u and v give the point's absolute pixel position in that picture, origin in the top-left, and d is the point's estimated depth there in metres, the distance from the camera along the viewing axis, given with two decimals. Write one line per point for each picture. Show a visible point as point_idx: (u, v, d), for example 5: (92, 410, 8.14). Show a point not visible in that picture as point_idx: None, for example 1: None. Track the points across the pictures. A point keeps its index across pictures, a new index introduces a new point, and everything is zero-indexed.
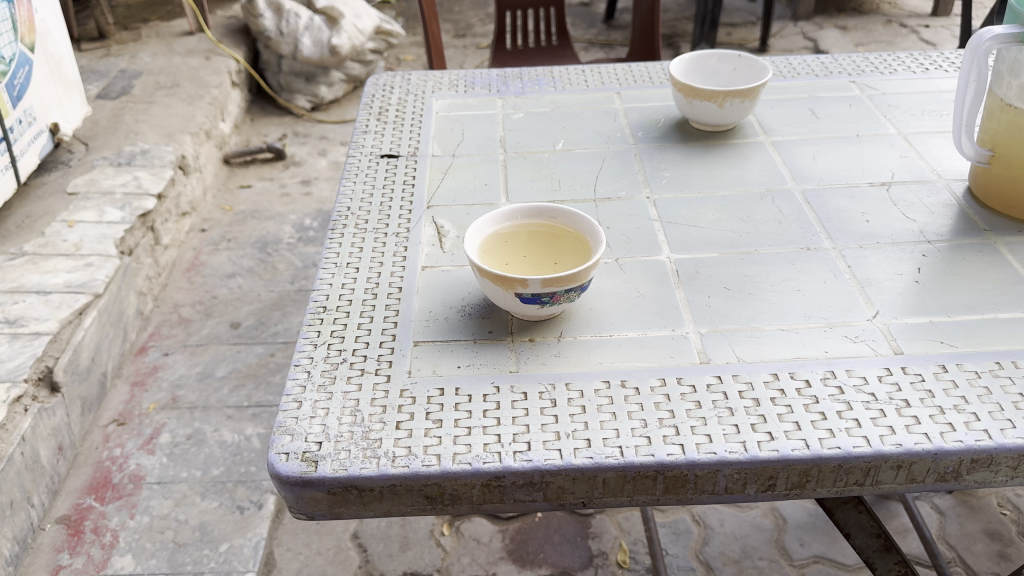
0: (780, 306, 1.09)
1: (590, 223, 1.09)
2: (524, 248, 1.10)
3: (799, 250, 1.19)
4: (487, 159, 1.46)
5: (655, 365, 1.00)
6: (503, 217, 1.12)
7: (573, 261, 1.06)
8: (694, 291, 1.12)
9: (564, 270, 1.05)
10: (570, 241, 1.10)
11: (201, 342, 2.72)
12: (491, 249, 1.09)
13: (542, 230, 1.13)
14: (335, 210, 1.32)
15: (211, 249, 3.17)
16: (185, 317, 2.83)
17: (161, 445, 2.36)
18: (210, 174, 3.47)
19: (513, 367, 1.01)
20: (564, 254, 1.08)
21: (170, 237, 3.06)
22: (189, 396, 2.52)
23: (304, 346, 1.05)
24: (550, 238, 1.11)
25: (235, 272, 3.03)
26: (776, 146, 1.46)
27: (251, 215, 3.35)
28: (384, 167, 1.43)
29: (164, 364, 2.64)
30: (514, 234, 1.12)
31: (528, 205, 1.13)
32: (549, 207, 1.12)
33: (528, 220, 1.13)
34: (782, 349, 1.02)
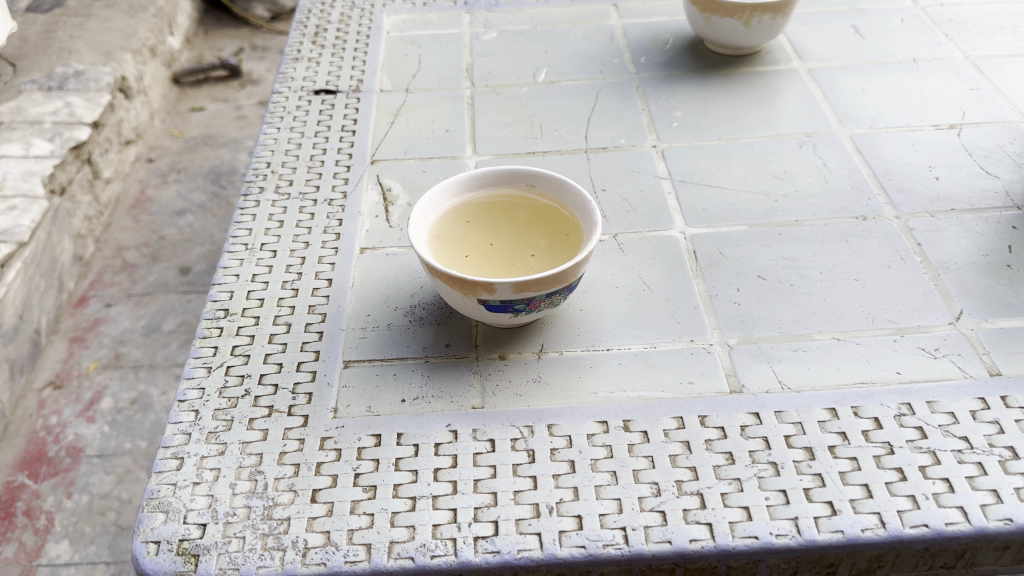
0: (832, 306, 0.82)
1: (580, 194, 0.80)
2: (492, 230, 0.81)
3: (852, 222, 0.92)
4: (449, 95, 1.15)
5: (669, 396, 0.74)
6: (463, 186, 0.83)
7: (557, 250, 0.78)
8: (717, 283, 0.85)
9: (546, 264, 0.77)
10: (553, 220, 0.81)
11: (149, 290, 2.39)
12: (447, 232, 0.81)
13: (515, 202, 0.84)
14: (250, 169, 1.02)
15: (159, 182, 2.81)
16: (129, 263, 2.48)
17: (102, 412, 2.05)
18: (157, 96, 3.06)
19: (476, 402, 0.74)
20: (545, 239, 0.80)
21: (112, 170, 2.66)
22: (133, 355, 2.20)
23: (194, 372, 0.78)
24: (526, 215, 0.82)
25: (185, 209, 2.69)
26: (814, 75, 1.16)
27: (204, 142, 2.99)
28: (318, 108, 1.12)
29: (106, 318, 2.30)
30: (478, 208, 0.83)
31: (497, 169, 0.84)
32: (525, 170, 0.83)
33: (498, 188, 0.85)
34: (839, 372, 0.76)
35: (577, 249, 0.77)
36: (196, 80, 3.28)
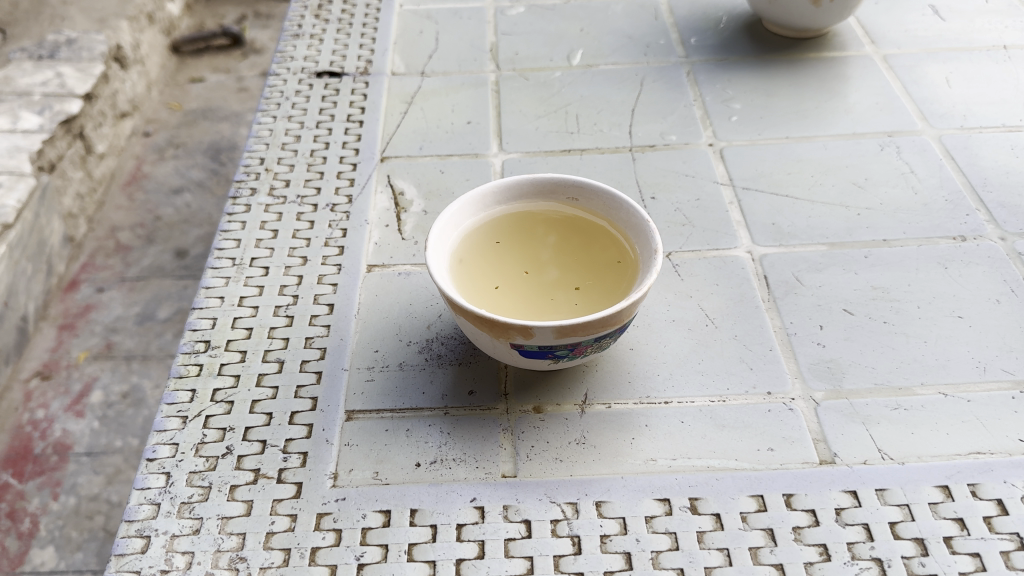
0: (935, 350, 0.68)
1: (634, 210, 0.65)
2: (528, 254, 0.67)
3: (949, 243, 0.78)
4: (471, 80, 1.01)
5: (746, 466, 0.60)
6: (492, 199, 0.69)
7: (606, 282, 0.64)
8: (795, 319, 0.71)
9: (593, 300, 0.63)
10: (601, 243, 0.67)
11: (144, 276, 2.12)
12: (473, 257, 0.66)
13: (554, 218, 0.70)
14: (241, 166, 0.88)
15: (155, 157, 2.55)
16: (124, 245, 2.21)
17: (92, 406, 1.79)
18: (156, 66, 2.79)
19: (507, 470, 0.61)
20: (591, 266, 0.66)
21: (106, 144, 2.38)
22: (127, 346, 1.94)
23: (166, 423, 0.65)
24: (568, 236, 0.68)
25: (183, 187, 2.42)
26: (890, 62, 1.01)
27: (203, 116, 2.73)
28: (321, 93, 0.98)
29: (99, 304, 2.04)
30: (510, 226, 0.69)
31: (533, 178, 0.69)
32: (566, 179, 0.69)
33: (533, 201, 0.70)
34: (948, 438, 0.62)
35: (632, 281, 0.63)
36: (197, 48, 3.01)
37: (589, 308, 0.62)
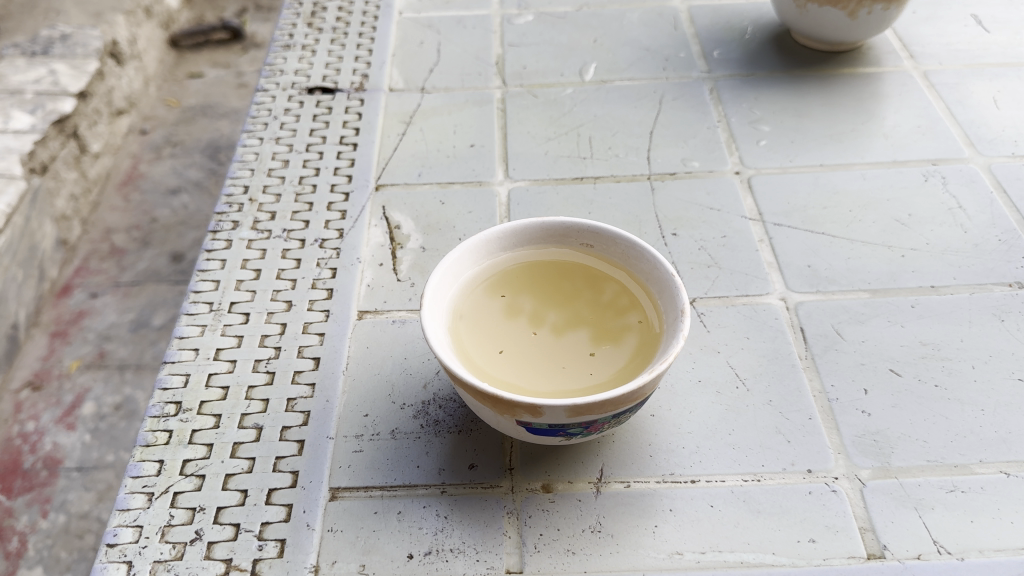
0: (993, 420, 0.61)
1: (656, 260, 0.58)
2: (536, 310, 0.59)
3: (1004, 290, 0.70)
4: (475, 96, 0.93)
5: (784, 562, 0.53)
6: (498, 246, 0.62)
7: (625, 345, 0.56)
8: (836, 382, 0.63)
9: (611, 366, 0.55)
10: (619, 298, 0.59)
11: (141, 280, 1.78)
12: (474, 313, 0.59)
13: (566, 268, 0.62)
14: (223, 194, 0.81)
15: (151, 156, 2.15)
16: (119, 247, 1.86)
17: (84, 418, 1.52)
18: (152, 60, 2.40)
19: (512, 564, 0.53)
20: (608, 325, 0.58)
21: (100, 143, 2.02)
22: (122, 354, 1.63)
23: (130, 501, 0.57)
24: (582, 288, 0.60)
25: (182, 186, 2.04)
26: (932, 79, 0.93)
27: (203, 112, 2.31)
28: (312, 111, 0.90)
29: (92, 310, 1.72)
30: (517, 277, 0.61)
31: (543, 222, 0.62)
32: (580, 224, 0.61)
33: (542, 246, 0.63)
34: (1014, 527, 0.54)
35: (655, 346, 0.55)
36: (197, 42, 2.57)
37: (606, 376, 0.54)
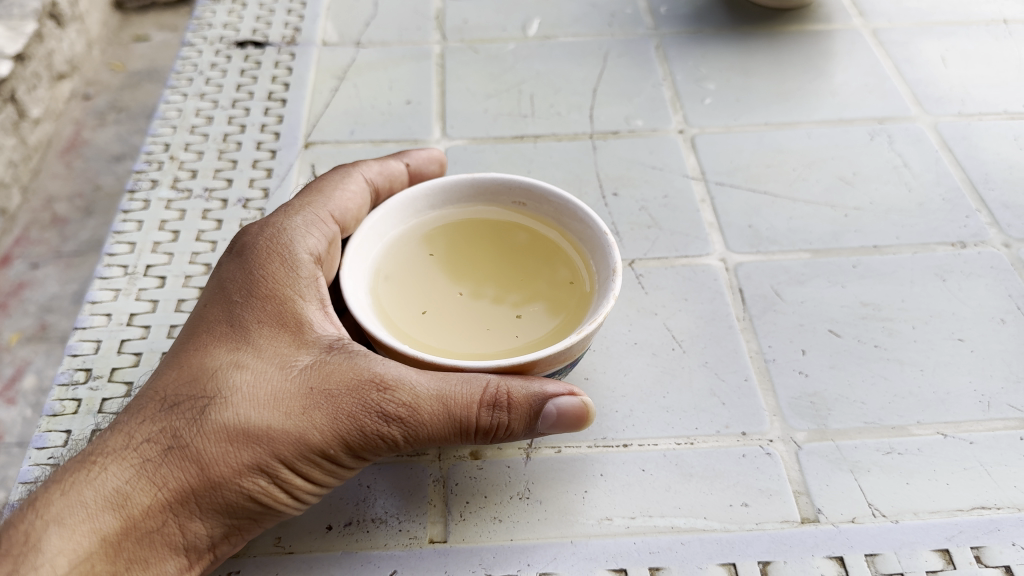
0: (931, 380, 0.60)
1: (589, 219, 0.55)
2: (468, 270, 0.56)
3: (947, 250, 0.68)
4: (412, 51, 0.89)
5: (716, 526, 0.51)
6: (425, 203, 0.59)
7: (556, 307, 0.53)
8: (776, 342, 0.62)
9: (541, 329, 0.52)
10: (551, 258, 0.56)
11: (87, 249, 1.47)
12: (398, 275, 0.56)
13: (497, 226, 0.59)
14: (143, 152, 0.77)
15: (94, 121, 1.70)
16: (61, 216, 1.52)
17: (26, 393, 1.25)
18: (96, 22, 1.83)
19: (435, 534, 0.51)
20: (542, 284, 0.55)
21: (40, 109, 1.58)
22: (67, 325, 1.35)
23: (32, 474, 0.54)
24: (515, 247, 0.57)
25: (128, 153, 1.64)
26: (879, 38, 0.91)
27: (149, 75, 1.80)
28: (239, 65, 0.86)
29: (35, 282, 1.41)
30: (446, 234, 0.58)
31: (472, 177, 0.59)
32: (511, 180, 0.58)
33: (472, 205, 0.60)
34: (948, 489, 0.53)
35: (587, 306, 0.52)
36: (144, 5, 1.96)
37: (535, 338, 0.51)
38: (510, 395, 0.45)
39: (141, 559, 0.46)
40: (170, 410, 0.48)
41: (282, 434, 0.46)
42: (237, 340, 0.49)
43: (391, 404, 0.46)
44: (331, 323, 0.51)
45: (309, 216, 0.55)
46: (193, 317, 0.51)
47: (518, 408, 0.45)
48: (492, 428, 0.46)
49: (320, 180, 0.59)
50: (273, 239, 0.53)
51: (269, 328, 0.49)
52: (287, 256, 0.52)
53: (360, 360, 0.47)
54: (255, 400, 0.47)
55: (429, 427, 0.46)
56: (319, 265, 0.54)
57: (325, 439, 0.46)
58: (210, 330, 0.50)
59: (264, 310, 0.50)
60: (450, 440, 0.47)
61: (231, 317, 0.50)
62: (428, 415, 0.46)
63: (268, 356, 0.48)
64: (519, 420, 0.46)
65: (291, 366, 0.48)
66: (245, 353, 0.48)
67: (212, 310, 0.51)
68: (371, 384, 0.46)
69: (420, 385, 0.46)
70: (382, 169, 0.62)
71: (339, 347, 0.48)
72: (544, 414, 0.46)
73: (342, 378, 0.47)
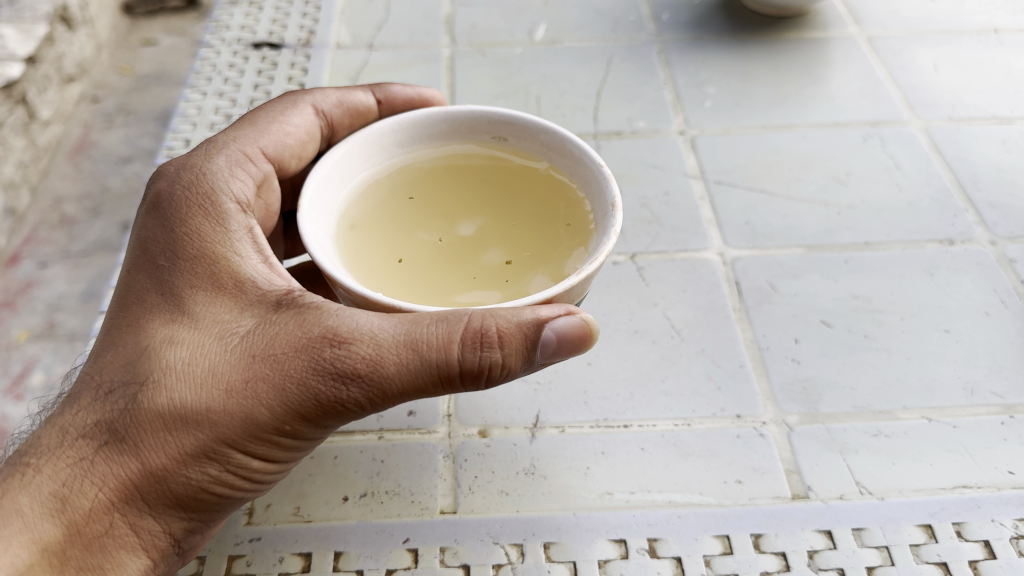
0: (919, 368, 0.62)
1: (578, 154, 0.53)
2: (445, 211, 0.54)
3: (936, 247, 0.72)
4: (423, 54, 0.92)
5: (711, 501, 0.54)
6: (394, 141, 0.57)
7: (549, 253, 0.51)
8: (771, 332, 0.65)
9: (529, 275, 0.50)
10: (536, 198, 0.55)
11: (95, 249, 1.48)
12: (369, 222, 0.53)
13: (476, 162, 0.57)
14: (164, 148, 0.80)
15: (102, 124, 1.72)
16: (70, 216, 1.53)
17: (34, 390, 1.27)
18: (104, 26, 1.86)
19: (446, 506, 0.54)
20: (528, 224, 0.53)
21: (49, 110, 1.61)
22: (76, 323, 1.36)
23: None
24: (495, 187, 0.56)
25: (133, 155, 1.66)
26: (876, 45, 0.94)
27: (157, 79, 1.82)
28: (256, 66, 0.89)
29: (43, 280, 1.43)
30: (421, 177, 0.57)
31: (445, 113, 0.57)
32: (489, 113, 0.56)
33: (448, 142, 0.58)
34: (933, 471, 0.56)
35: (580, 245, 0.50)
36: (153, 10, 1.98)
37: (522, 284, 0.49)
38: (496, 330, 0.42)
39: (95, 563, 0.46)
40: (105, 399, 0.46)
41: (225, 416, 0.45)
42: (172, 310, 0.47)
43: (341, 362, 0.44)
44: (278, 276, 0.49)
45: (231, 156, 0.54)
46: (121, 290, 0.49)
47: (510, 341, 0.42)
48: (481, 369, 0.44)
49: (263, 110, 0.60)
50: (196, 191, 0.51)
51: (204, 293, 0.47)
52: (210, 208, 0.50)
53: (308, 318, 0.45)
54: (191, 378, 0.45)
55: (385, 381, 0.44)
56: (247, 211, 0.52)
57: (272, 413, 0.45)
58: (140, 301, 0.48)
59: (195, 273, 0.48)
60: (421, 392, 0.45)
61: (162, 285, 0.48)
62: (388, 370, 0.43)
63: (205, 327, 0.46)
64: (511, 356, 0.43)
65: (229, 336, 0.46)
66: (180, 327, 0.46)
67: (141, 278, 0.49)
68: (320, 343, 0.44)
69: (379, 334, 0.43)
70: (341, 100, 0.62)
71: (283, 305, 0.46)
72: (543, 341, 0.42)
73: (288, 341, 0.45)
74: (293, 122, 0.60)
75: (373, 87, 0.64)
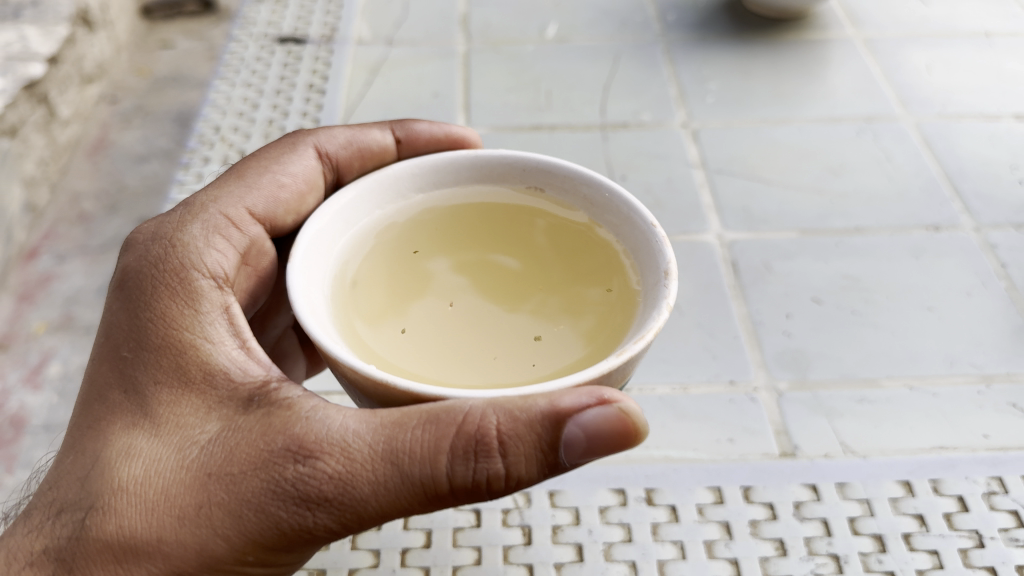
0: (904, 343, 0.66)
1: (627, 213, 0.46)
2: (464, 269, 0.48)
3: (923, 233, 0.76)
4: (439, 50, 0.97)
5: (705, 457, 0.59)
6: (410, 184, 0.51)
7: (587, 327, 0.44)
8: (766, 308, 0.69)
9: (560, 352, 0.43)
10: (575, 261, 0.47)
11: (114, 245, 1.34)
12: (372, 277, 0.47)
13: (503, 212, 0.50)
14: (195, 134, 0.85)
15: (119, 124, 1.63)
16: (87, 213, 1.41)
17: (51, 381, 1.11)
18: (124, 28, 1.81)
19: None
20: (564, 293, 0.46)
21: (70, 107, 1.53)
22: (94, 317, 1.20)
23: None
24: (522, 242, 0.49)
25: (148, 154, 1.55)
26: (872, 47, 0.99)
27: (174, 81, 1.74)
28: (281, 59, 0.94)
29: (61, 275, 1.28)
30: (435, 229, 0.50)
31: (471, 156, 0.50)
32: (523, 160, 0.50)
33: (472, 187, 0.51)
34: (914, 433, 0.60)
35: (624, 318, 0.43)
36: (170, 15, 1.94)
37: (554, 364, 0.42)
38: (496, 439, 0.36)
39: None
40: (57, 521, 0.41)
41: (181, 544, 0.39)
42: (134, 412, 0.41)
43: (313, 478, 0.38)
44: (254, 362, 0.43)
45: (208, 222, 0.50)
46: (84, 390, 0.44)
47: (516, 439, 0.36)
48: (474, 481, 0.38)
49: (257, 160, 0.56)
50: (165, 267, 0.46)
51: (168, 390, 0.42)
52: (181, 287, 0.45)
53: (274, 424, 0.39)
54: (147, 496, 0.39)
55: (364, 503, 0.38)
56: (225, 287, 0.47)
57: (234, 540, 0.38)
58: (102, 401, 0.43)
59: (159, 367, 0.42)
60: (407, 511, 0.39)
61: (124, 380, 0.43)
62: (366, 488, 0.38)
63: (166, 434, 0.40)
64: (518, 465, 0.37)
65: (191, 445, 0.40)
66: (139, 434, 0.41)
67: (101, 372, 0.43)
68: (289, 454, 0.38)
69: (356, 444, 0.38)
70: (351, 140, 0.57)
71: (254, 405, 0.40)
72: (568, 443, 0.36)
73: (252, 449, 0.39)
74: (290, 171, 0.55)
75: (392, 125, 0.58)
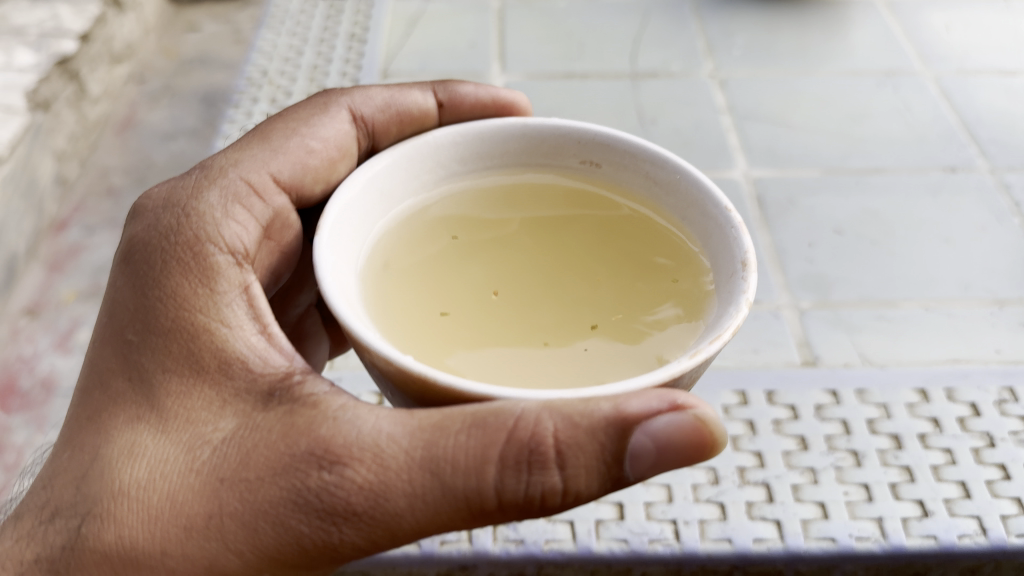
0: (921, 270, 0.70)
1: (694, 198, 0.44)
2: (504, 255, 0.45)
3: (940, 173, 0.79)
4: (474, 6, 1.01)
5: (730, 364, 0.62)
6: (450, 155, 0.48)
7: (644, 327, 0.41)
8: (788, 236, 0.73)
9: (617, 352, 0.40)
10: (630, 254, 0.45)
11: None
12: (406, 261, 0.45)
13: (547, 198, 0.49)
14: (244, 76, 0.89)
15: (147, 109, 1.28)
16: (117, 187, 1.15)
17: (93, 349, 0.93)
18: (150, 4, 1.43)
19: None
20: (617, 287, 0.43)
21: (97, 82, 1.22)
22: None
23: None
24: (571, 235, 0.47)
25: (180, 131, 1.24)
26: (893, 8, 1.02)
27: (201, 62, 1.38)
28: (323, 12, 0.98)
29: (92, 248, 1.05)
30: (473, 217, 0.48)
31: (523, 124, 0.48)
32: (579, 134, 0.48)
33: (517, 169, 0.50)
34: (928, 346, 0.64)
35: (690, 315, 0.41)
36: None
37: (610, 369, 0.39)
38: (551, 451, 0.34)
39: None
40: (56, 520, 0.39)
41: (190, 554, 0.37)
42: (142, 403, 0.39)
43: (336, 489, 0.35)
44: (275, 352, 0.41)
45: (227, 189, 0.47)
46: (87, 374, 0.42)
47: (575, 449, 0.34)
48: (527, 499, 0.35)
49: (282, 122, 0.52)
50: (176, 238, 0.44)
51: (177, 379, 0.39)
52: (197, 265, 0.43)
53: (297, 424, 0.37)
54: (153, 500, 0.37)
55: (394, 517, 0.35)
56: (242, 264, 0.45)
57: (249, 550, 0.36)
58: (107, 387, 0.40)
59: (169, 353, 0.40)
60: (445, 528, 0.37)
61: (130, 365, 0.40)
62: (396, 499, 0.35)
63: (175, 432, 0.38)
64: (575, 478, 0.35)
65: (200, 446, 0.38)
66: (145, 430, 0.39)
67: (103, 354, 0.41)
68: (310, 461, 0.36)
69: (387, 448, 0.35)
70: (388, 103, 0.54)
71: (272, 401, 0.38)
72: (631, 455, 0.34)
73: (269, 454, 0.36)
74: (321, 135, 0.52)
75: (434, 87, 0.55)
